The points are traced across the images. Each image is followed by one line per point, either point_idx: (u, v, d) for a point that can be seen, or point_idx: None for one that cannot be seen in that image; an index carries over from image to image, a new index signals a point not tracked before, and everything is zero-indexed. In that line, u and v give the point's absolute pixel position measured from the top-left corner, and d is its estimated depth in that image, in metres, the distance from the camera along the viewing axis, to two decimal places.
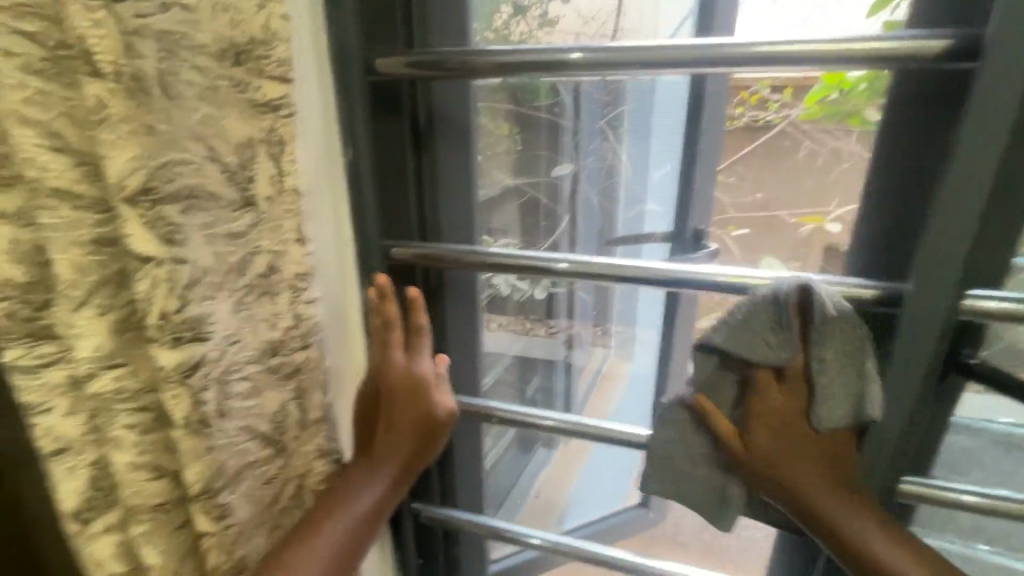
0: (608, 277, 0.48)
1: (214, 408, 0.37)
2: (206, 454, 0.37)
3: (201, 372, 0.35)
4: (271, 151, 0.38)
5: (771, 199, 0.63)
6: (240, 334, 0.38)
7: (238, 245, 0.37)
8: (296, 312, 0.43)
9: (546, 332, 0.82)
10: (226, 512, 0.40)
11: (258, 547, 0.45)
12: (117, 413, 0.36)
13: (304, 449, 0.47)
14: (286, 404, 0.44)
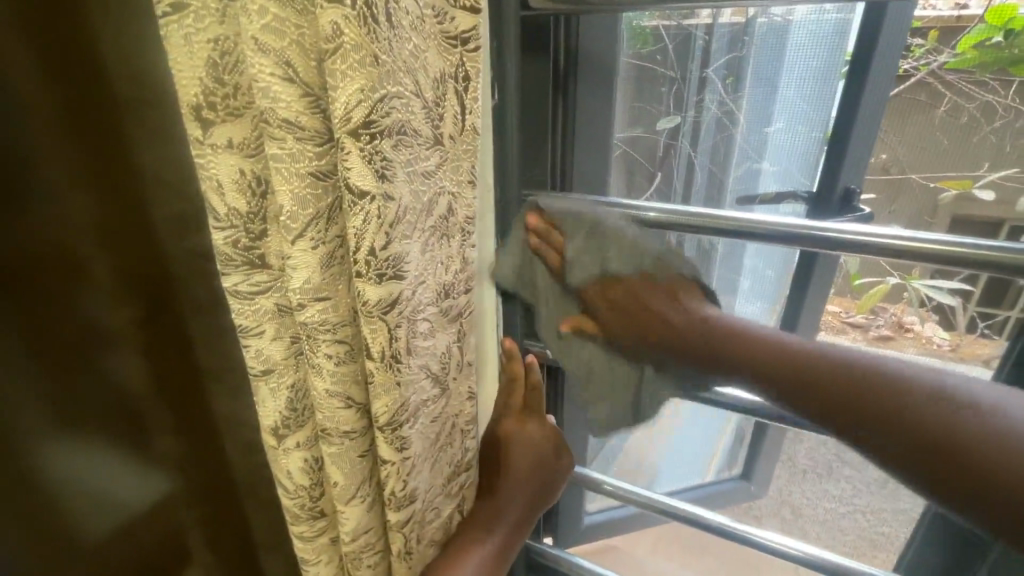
0: (705, 230, 0.52)
1: (404, 346, 0.39)
2: (394, 387, 0.40)
3: (396, 310, 0.38)
4: (457, 88, 0.38)
5: (904, 160, 0.60)
6: (426, 276, 0.40)
7: (429, 182, 0.38)
8: (465, 257, 0.43)
9: None
10: (404, 444, 0.43)
11: (425, 480, 0.48)
12: (319, 340, 0.38)
13: (460, 389, 0.48)
14: (451, 346, 0.45)
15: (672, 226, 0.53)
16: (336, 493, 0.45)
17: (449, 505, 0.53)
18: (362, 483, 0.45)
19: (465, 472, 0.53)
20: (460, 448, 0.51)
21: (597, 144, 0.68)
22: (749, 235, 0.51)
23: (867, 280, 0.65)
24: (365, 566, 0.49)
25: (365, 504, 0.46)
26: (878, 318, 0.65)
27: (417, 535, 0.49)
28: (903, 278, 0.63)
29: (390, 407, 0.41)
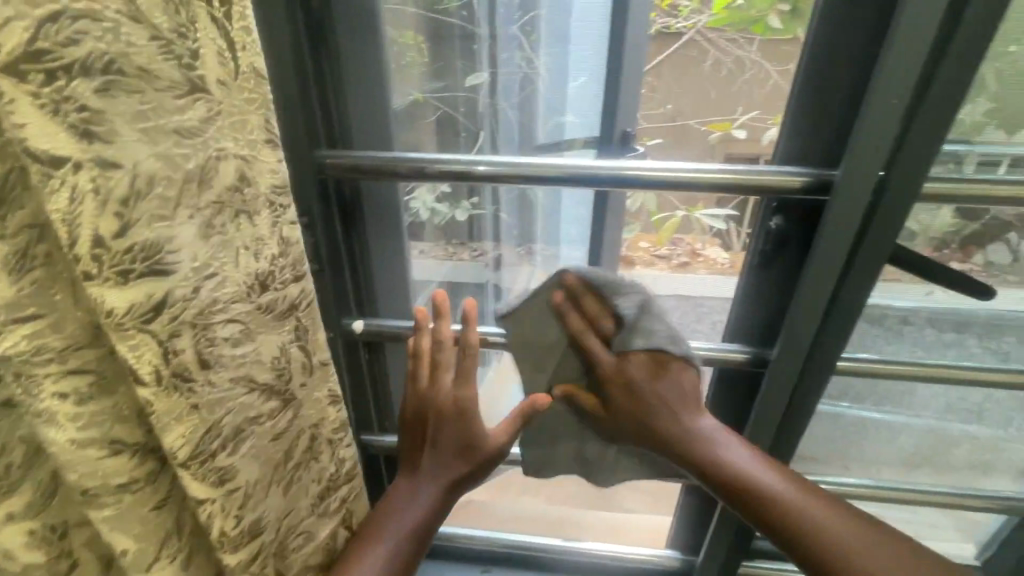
0: (514, 177, 0.56)
1: (193, 359, 0.33)
2: (190, 413, 0.34)
3: (166, 315, 0.31)
4: (212, 12, 0.31)
5: (682, 109, 0.68)
6: (217, 268, 0.34)
7: (191, 145, 0.31)
8: (282, 238, 0.38)
9: (470, 256, 0.85)
10: (225, 476, 0.39)
11: (272, 508, 0.44)
12: (40, 376, 0.32)
13: (311, 395, 0.45)
14: (287, 347, 0.41)
15: (502, 176, 0.56)
16: (131, 561, 0.38)
17: (325, 524, 0.53)
18: (162, 545, 0.38)
19: (343, 486, 0.54)
20: (327, 458, 0.50)
21: (378, 103, 0.63)
22: (563, 181, 0.56)
23: (664, 216, 0.76)
24: None
25: (174, 562, 0.39)
26: (677, 249, 0.78)
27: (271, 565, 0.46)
28: (688, 210, 0.74)
29: (194, 434, 0.35)
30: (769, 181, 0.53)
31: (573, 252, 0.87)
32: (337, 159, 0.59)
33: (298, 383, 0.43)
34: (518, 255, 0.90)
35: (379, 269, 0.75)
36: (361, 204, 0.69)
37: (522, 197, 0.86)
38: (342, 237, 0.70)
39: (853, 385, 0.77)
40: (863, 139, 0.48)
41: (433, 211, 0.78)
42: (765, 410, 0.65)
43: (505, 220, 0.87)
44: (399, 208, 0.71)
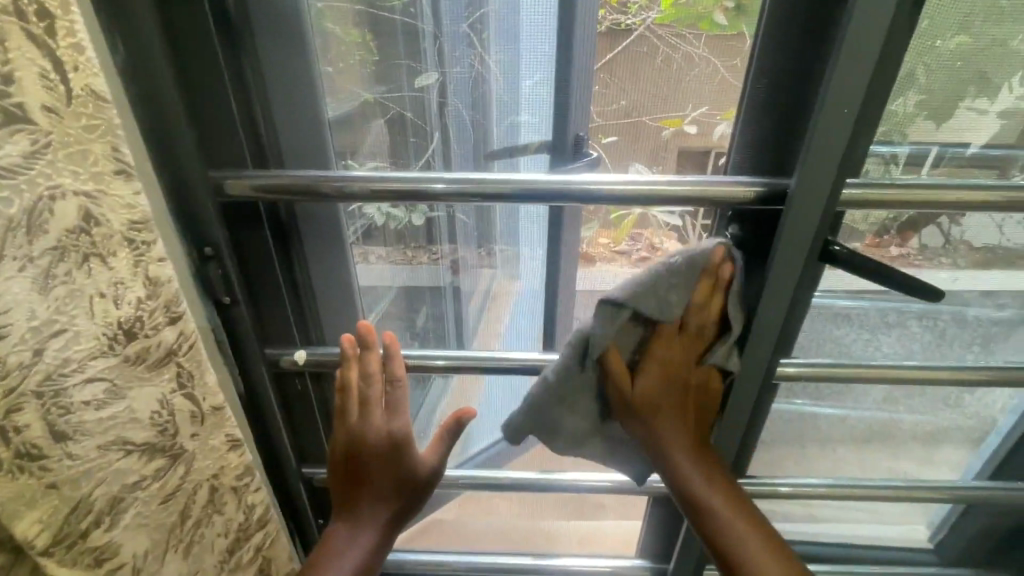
0: (476, 194, 0.54)
1: (45, 434, 0.38)
2: (48, 490, 0.39)
3: (7, 397, 0.36)
4: (34, 36, 0.34)
5: (636, 105, 0.68)
6: (66, 326, 0.38)
7: (14, 182, 0.34)
8: (149, 279, 0.42)
9: (430, 259, 0.92)
10: (106, 549, 0.44)
11: (173, 567, 0.50)
12: None
13: (208, 444, 0.50)
14: (168, 397, 0.45)
15: (459, 192, 0.54)
16: None
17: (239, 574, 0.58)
18: None
19: (250, 537, 0.58)
20: (228, 510, 0.54)
21: (312, 116, 0.58)
22: (513, 198, 0.54)
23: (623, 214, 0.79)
24: None
25: None
26: (636, 245, 0.81)
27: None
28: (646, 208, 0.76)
29: (58, 513, 0.40)
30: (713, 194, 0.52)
31: (533, 254, 0.89)
32: (252, 181, 0.53)
33: (189, 433, 0.48)
34: (480, 255, 0.96)
35: (320, 291, 0.70)
36: (299, 227, 0.64)
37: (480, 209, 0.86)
38: (264, 264, 0.63)
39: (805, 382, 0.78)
40: (818, 146, 0.47)
41: (389, 215, 0.79)
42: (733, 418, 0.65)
43: (461, 227, 0.91)
44: (341, 225, 0.66)
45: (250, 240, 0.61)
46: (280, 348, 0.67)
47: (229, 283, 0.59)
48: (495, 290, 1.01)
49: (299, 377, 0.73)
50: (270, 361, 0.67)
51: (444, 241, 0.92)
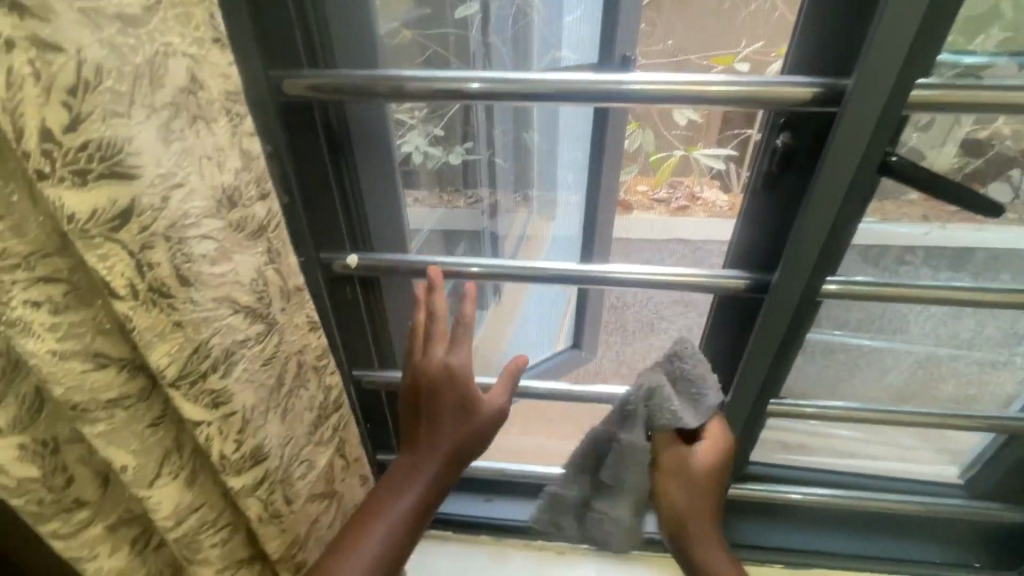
0: (514, 96, 0.54)
1: (170, 276, 0.36)
2: (176, 329, 0.37)
3: (134, 226, 0.34)
4: None
5: (683, 43, 0.67)
6: (180, 174, 0.35)
7: (135, 36, 0.32)
8: (242, 148, 0.40)
9: (466, 203, 0.92)
10: (220, 399, 0.41)
11: (274, 433, 0.47)
12: (14, 285, 0.34)
13: (294, 322, 0.47)
14: (263, 270, 0.42)
15: (495, 94, 0.54)
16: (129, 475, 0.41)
17: (323, 452, 0.55)
18: (163, 456, 0.42)
19: (331, 417, 0.56)
20: (313, 390, 0.52)
21: (361, 22, 0.59)
22: (556, 96, 0.54)
23: (661, 155, 0.81)
24: (209, 544, 0.47)
25: (179, 478, 0.43)
26: (676, 192, 0.84)
27: (278, 494, 0.50)
28: (688, 150, 0.77)
29: (182, 351, 0.38)
30: (761, 95, 0.51)
31: (571, 198, 1.00)
32: (305, 81, 0.56)
33: (279, 307, 0.45)
34: (514, 201, 1.02)
35: (370, 202, 0.73)
36: (350, 134, 0.67)
37: (519, 138, 0.95)
38: (317, 168, 0.66)
39: (849, 312, 0.77)
40: (881, 34, 0.45)
41: (427, 155, 0.80)
42: (762, 337, 0.67)
43: (500, 170, 0.94)
44: (385, 133, 0.69)
45: (306, 144, 0.64)
46: (332, 253, 0.72)
47: (286, 181, 0.63)
48: (530, 233, 1.05)
49: (349, 286, 0.78)
50: (324, 265, 0.71)
51: (483, 183, 0.93)
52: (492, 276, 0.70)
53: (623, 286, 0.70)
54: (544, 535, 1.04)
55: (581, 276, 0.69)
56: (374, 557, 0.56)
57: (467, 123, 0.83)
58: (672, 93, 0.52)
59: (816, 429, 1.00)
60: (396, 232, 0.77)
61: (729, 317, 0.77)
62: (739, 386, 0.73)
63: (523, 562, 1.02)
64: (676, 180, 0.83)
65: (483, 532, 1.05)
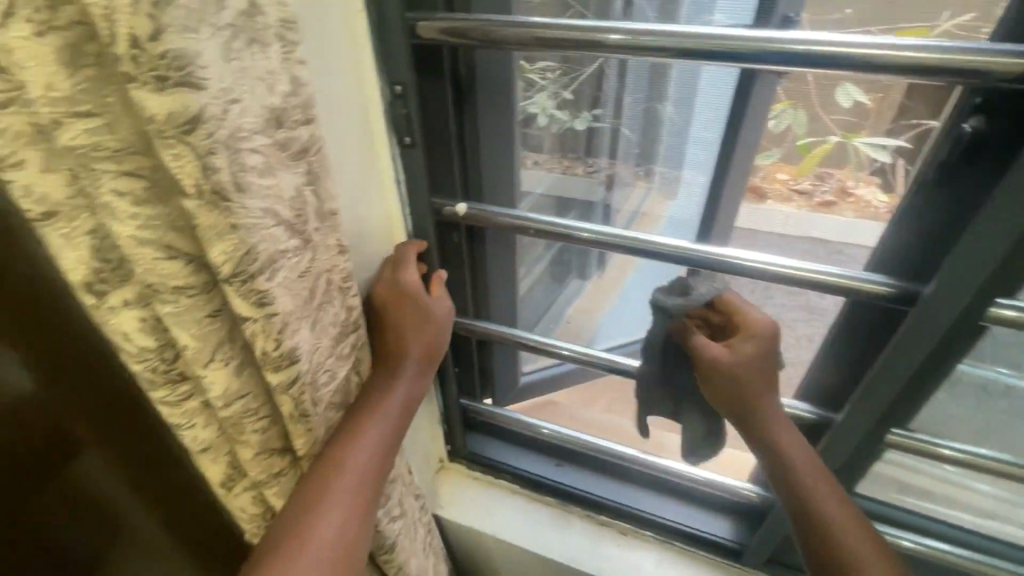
0: (666, 52, 0.51)
1: (230, 181, 0.36)
2: (231, 232, 0.38)
3: (202, 131, 0.34)
4: None
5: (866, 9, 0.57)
6: (238, 91, 0.35)
7: None
8: (292, 75, 0.40)
9: (585, 171, 0.92)
10: (266, 300, 0.42)
11: (306, 339, 0.48)
12: (99, 172, 0.34)
13: (326, 242, 0.48)
14: (302, 190, 0.43)
15: (631, 52, 0.53)
16: (192, 359, 0.44)
17: (344, 365, 0.57)
18: (219, 345, 0.44)
19: (353, 333, 0.57)
20: (340, 306, 0.53)
21: None
22: (711, 57, 0.50)
23: (812, 142, 0.70)
24: (250, 430, 0.52)
25: (228, 367, 0.46)
26: (822, 184, 0.73)
27: (307, 398, 0.51)
28: (845, 136, 0.67)
29: (234, 253, 0.38)
30: (948, 60, 0.42)
31: (697, 178, 0.84)
32: (439, 23, 0.57)
33: (315, 227, 0.46)
34: (634, 174, 0.90)
35: (487, 154, 0.75)
36: (476, 83, 0.69)
37: (649, 108, 0.80)
38: (439, 113, 0.69)
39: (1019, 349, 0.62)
40: None
41: (552, 118, 0.83)
42: (895, 355, 0.59)
43: (622, 141, 0.87)
44: (508, 85, 0.70)
45: (433, 87, 0.67)
46: (443, 199, 0.75)
47: (412, 124, 0.66)
48: (646, 210, 0.91)
49: (455, 231, 0.81)
50: (436, 211, 0.74)
51: (603, 152, 0.89)
52: (600, 242, 0.70)
53: (743, 275, 0.65)
54: (609, 513, 1.03)
55: (697, 254, 0.65)
56: (376, 449, 0.59)
57: (597, 90, 0.81)
58: (806, 61, 0.46)
59: (953, 481, 0.83)
60: (506, 187, 0.79)
61: (856, 326, 0.67)
62: (857, 405, 0.65)
63: (583, 533, 1.03)
64: (823, 172, 0.72)
65: (548, 494, 1.07)
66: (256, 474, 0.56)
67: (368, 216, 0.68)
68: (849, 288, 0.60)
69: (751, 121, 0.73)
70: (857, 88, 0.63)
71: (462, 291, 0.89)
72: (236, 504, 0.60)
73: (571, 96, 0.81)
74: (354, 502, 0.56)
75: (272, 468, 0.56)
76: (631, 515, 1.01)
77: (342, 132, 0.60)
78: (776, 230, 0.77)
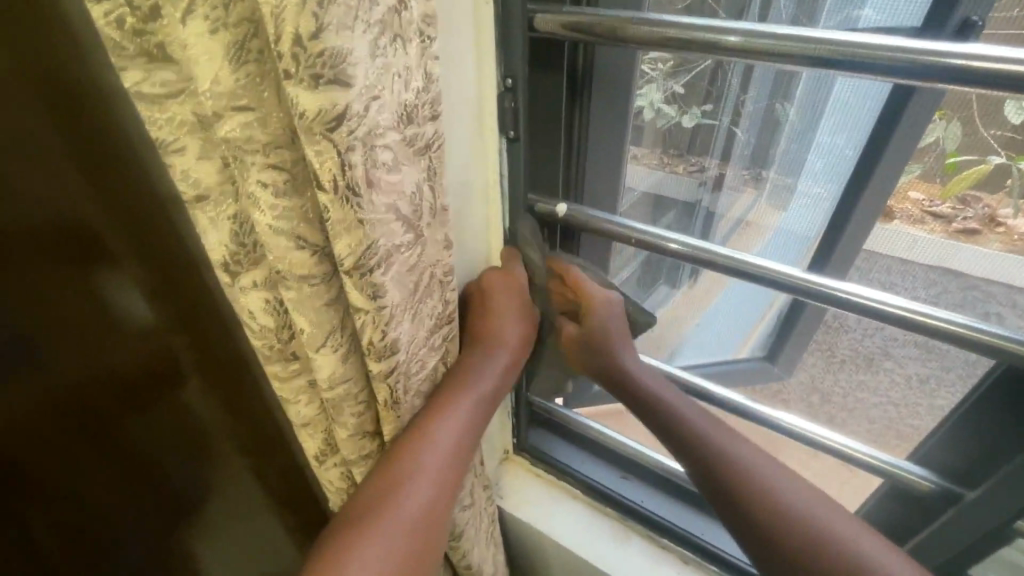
0: (793, 59, 0.46)
1: (363, 177, 0.37)
2: (357, 226, 0.38)
3: (345, 129, 0.34)
4: None
5: None
6: (380, 89, 0.36)
7: None
8: (426, 72, 0.41)
9: (684, 170, 0.83)
10: (378, 293, 0.43)
11: (405, 331, 0.49)
12: (249, 164, 0.36)
13: (435, 236, 0.49)
14: (421, 185, 0.44)
15: (752, 54, 0.48)
16: (307, 341, 0.46)
17: (433, 356, 0.58)
18: (332, 332, 0.46)
19: (445, 327, 0.58)
20: (439, 300, 0.54)
21: None
22: (870, 73, 0.44)
23: (964, 160, 0.58)
24: (348, 412, 0.54)
25: (337, 353, 0.47)
26: (967, 210, 0.61)
27: (400, 386, 0.53)
28: (1010, 158, 0.56)
29: (356, 247, 0.39)
30: None
31: (818, 189, 0.77)
32: (563, 18, 0.55)
33: (427, 222, 0.47)
34: (742, 178, 0.82)
35: (590, 151, 0.72)
36: (591, 77, 0.66)
37: (769, 108, 0.74)
38: (551, 109, 0.68)
39: None
40: None
41: (659, 112, 0.76)
42: None
43: (725, 142, 0.79)
44: (628, 84, 0.68)
45: (549, 82, 0.65)
46: (539, 194, 0.73)
47: (517, 117, 0.64)
48: (751, 218, 0.85)
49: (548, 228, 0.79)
50: (528, 207, 0.72)
51: (715, 153, 0.81)
52: (690, 256, 0.66)
53: (861, 316, 0.58)
54: (672, 539, 0.99)
55: (813, 288, 0.59)
56: (459, 431, 0.60)
57: (711, 85, 0.74)
58: (1001, 84, 0.39)
59: None
60: (612, 190, 0.78)
61: (1014, 399, 0.57)
62: (1009, 486, 0.57)
63: (641, 554, 0.99)
64: (970, 197, 0.60)
65: (613, 507, 1.04)
66: (347, 451, 0.59)
67: (469, 228, 0.71)
68: (1000, 351, 0.51)
69: (900, 143, 0.64)
70: None
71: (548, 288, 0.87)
72: (325, 476, 0.64)
73: (683, 88, 0.74)
74: (439, 473, 0.58)
75: (362, 449, 0.59)
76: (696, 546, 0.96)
77: (459, 148, 0.62)
78: (899, 252, 0.69)
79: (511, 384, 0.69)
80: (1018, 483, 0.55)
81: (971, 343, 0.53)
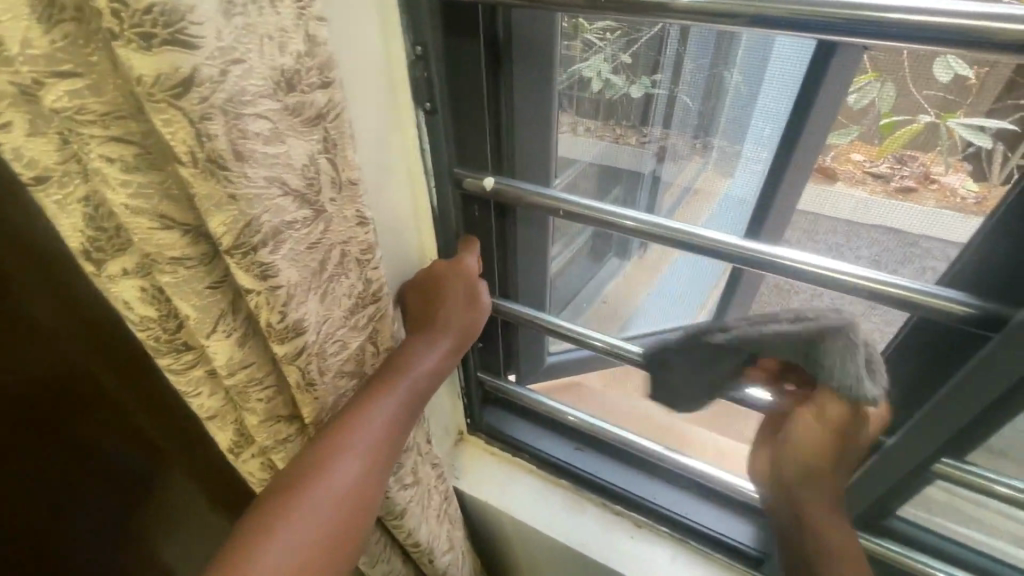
0: (726, 21, 0.45)
1: (228, 148, 0.35)
2: (231, 202, 0.37)
3: (198, 96, 0.32)
4: None
5: None
6: (241, 54, 0.34)
7: None
8: (308, 33, 0.38)
9: (636, 141, 0.81)
10: (269, 273, 0.42)
11: (313, 311, 0.48)
12: (87, 138, 0.33)
13: (343, 213, 0.47)
14: (316, 158, 0.42)
15: (705, 17, 0.45)
16: (195, 328, 0.44)
17: (357, 336, 0.56)
18: (222, 316, 0.43)
19: (370, 306, 0.56)
20: (357, 279, 0.52)
21: None
22: (762, 25, 0.44)
23: (900, 121, 0.58)
24: (256, 398, 0.52)
25: (231, 338, 0.45)
26: (903, 168, 0.60)
27: (314, 367, 0.52)
28: (939, 117, 0.56)
29: (233, 226, 0.38)
30: None
31: (759, 154, 0.72)
32: None
33: (330, 197, 0.44)
34: (691, 146, 0.77)
35: (523, 123, 0.70)
36: (509, 43, 0.63)
37: (715, 74, 0.68)
38: (477, 77, 0.64)
39: None
40: None
41: (607, 83, 0.75)
42: (967, 384, 0.53)
43: (678, 109, 0.74)
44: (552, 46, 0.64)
45: (467, 49, 0.61)
46: (468, 169, 0.70)
47: (432, 88, 0.62)
48: (699, 186, 0.80)
49: (478, 205, 0.76)
50: (455, 181, 0.70)
51: (657, 121, 0.76)
52: (646, 233, 0.64)
53: (786, 277, 0.59)
54: (623, 503, 1.01)
55: (740, 250, 0.59)
56: (394, 413, 0.59)
57: (657, 51, 0.68)
58: (884, 33, 0.39)
59: None
60: (546, 159, 0.74)
61: (919, 345, 0.60)
62: (914, 429, 0.59)
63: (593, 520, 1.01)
64: (906, 156, 0.60)
65: (565, 477, 1.06)
66: (262, 437, 0.57)
67: (396, 209, 0.69)
68: (914, 303, 0.53)
69: (820, 108, 0.63)
70: (961, 61, 0.52)
71: (490, 264, 0.85)
72: (245, 468, 0.62)
73: (630, 59, 0.71)
74: (370, 454, 0.56)
75: (279, 434, 0.57)
76: (645, 506, 0.99)
77: (371, 125, 0.59)
78: (841, 215, 0.67)
79: (453, 367, 0.68)
80: (923, 425, 0.58)
81: (892, 300, 0.54)
